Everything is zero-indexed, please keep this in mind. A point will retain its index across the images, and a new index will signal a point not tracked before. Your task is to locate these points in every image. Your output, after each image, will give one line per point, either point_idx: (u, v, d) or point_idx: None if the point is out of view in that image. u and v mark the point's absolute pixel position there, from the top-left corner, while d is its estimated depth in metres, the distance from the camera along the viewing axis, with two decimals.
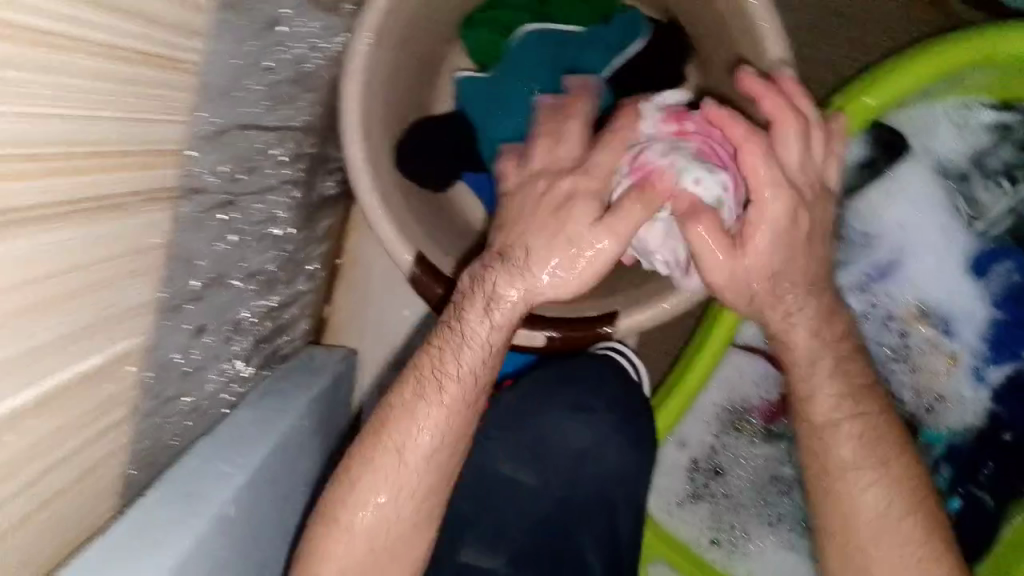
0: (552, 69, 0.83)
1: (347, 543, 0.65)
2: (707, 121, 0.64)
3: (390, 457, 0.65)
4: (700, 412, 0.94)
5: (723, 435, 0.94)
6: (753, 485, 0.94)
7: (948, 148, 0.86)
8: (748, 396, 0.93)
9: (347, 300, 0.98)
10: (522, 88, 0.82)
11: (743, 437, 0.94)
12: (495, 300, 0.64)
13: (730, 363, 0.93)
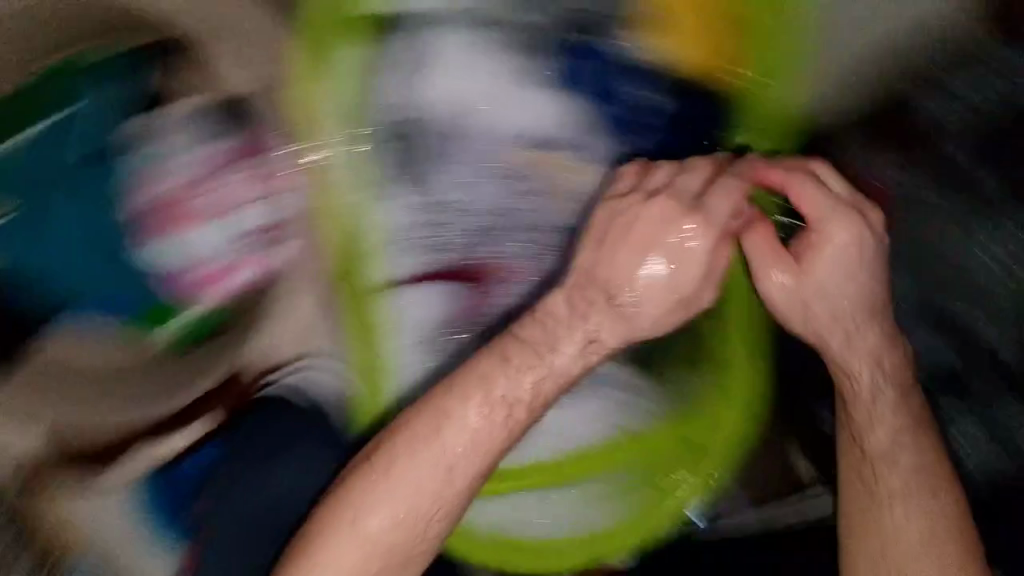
0: (45, 183, 0.80)
1: (358, 550, 0.56)
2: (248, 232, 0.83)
3: (411, 465, 0.58)
4: (405, 341, 0.81)
5: (437, 344, 0.81)
6: (594, 384, 0.80)
7: (480, 75, 0.79)
8: (435, 307, 0.82)
9: (49, 526, 0.80)
10: (49, 207, 0.81)
11: (449, 338, 0.81)
12: (596, 342, 0.63)
13: (404, 299, 0.81)
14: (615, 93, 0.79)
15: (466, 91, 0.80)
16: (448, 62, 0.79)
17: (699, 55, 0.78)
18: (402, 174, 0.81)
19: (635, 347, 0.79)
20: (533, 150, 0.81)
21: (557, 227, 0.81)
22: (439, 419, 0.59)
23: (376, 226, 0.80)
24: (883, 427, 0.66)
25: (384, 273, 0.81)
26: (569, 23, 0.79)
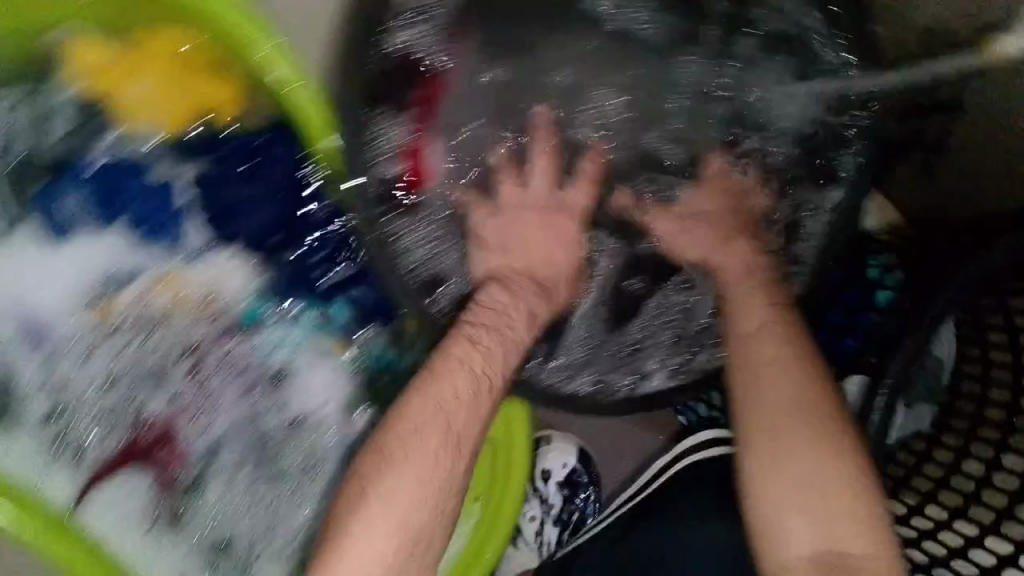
0: None
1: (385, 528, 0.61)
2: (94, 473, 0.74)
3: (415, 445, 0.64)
4: (146, 529, 0.75)
5: (185, 498, 0.77)
6: (252, 470, 0.80)
7: None
8: (138, 490, 0.76)
9: None
10: None
11: (207, 482, 0.78)
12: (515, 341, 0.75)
13: (91, 511, 0.72)
14: (162, 187, 0.73)
15: (24, 284, 0.71)
16: (21, 251, 0.71)
17: (224, 93, 0.71)
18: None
19: (338, 398, 0.81)
20: (132, 288, 0.74)
21: (186, 349, 0.76)
22: (422, 405, 0.66)
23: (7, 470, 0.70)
24: (748, 326, 0.72)
25: (58, 501, 0.71)
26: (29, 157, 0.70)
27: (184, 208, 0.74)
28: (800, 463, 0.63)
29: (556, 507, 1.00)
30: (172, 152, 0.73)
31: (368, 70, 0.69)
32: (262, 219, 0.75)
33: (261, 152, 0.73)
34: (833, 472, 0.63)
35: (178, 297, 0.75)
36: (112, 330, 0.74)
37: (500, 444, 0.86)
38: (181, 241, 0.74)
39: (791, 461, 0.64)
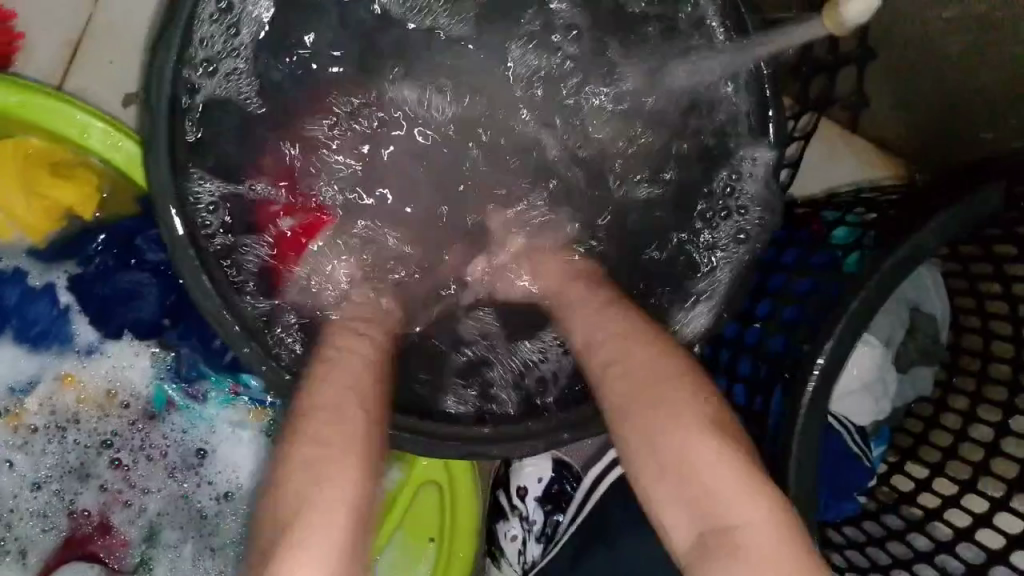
0: None
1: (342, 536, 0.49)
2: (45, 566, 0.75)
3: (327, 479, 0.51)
4: None
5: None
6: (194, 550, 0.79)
7: None
8: None
9: None
10: None
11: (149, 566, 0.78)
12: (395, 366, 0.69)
13: None
14: (41, 292, 0.73)
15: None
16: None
17: (75, 196, 0.71)
18: None
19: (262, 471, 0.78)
20: (36, 395, 0.75)
21: (104, 442, 0.77)
22: (321, 388, 0.56)
23: None
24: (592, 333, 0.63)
25: None
26: None
27: (70, 306, 0.74)
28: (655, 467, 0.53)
29: (538, 524, 0.95)
30: (41, 261, 0.73)
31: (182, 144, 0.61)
32: (147, 309, 0.73)
33: (133, 241, 0.73)
34: (694, 453, 0.52)
35: (82, 397, 0.76)
36: (28, 434, 0.76)
37: (444, 485, 0.81)
38: (72, 341, 0.74)
39: (658, 458, 0.53)
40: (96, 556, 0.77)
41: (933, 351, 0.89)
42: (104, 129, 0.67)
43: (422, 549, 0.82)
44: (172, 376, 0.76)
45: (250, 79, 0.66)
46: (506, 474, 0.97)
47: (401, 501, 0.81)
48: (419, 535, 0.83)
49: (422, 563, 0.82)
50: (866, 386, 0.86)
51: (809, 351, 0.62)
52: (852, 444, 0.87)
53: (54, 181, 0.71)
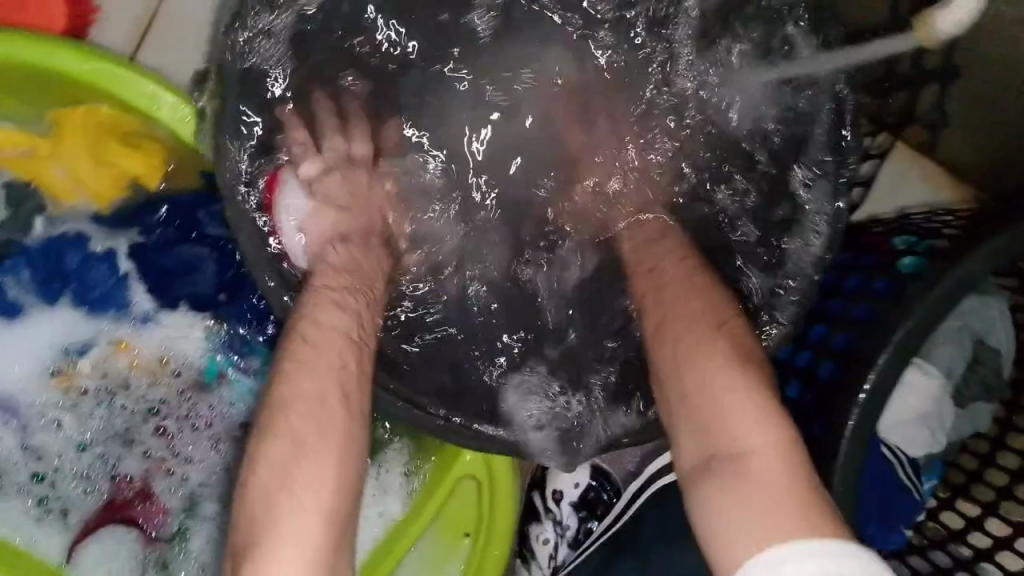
0: None
1: (313, 521, 0.51)
2: (86, 528, 0.75)
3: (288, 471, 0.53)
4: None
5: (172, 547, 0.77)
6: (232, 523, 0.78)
7: None
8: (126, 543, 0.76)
9: None
10: None
11: (185, 535, 0.77)
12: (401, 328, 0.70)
13: (82, 560, 0.74)
14: (101, 256, 0.73)
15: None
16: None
17: (141, 165, 0.73)
18: None
19: None
20: (90, 358, 0.76)
21: (153, 407, 0.78)
22: (294, 376, 0.58)
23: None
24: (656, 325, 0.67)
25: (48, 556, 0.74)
26: None
27: (130, 274, 0.74)
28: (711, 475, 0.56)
29: (572, 530, 0.94)
30: (104, 227, 0.74)
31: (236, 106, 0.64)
32: (205, 282, 0.75)
33: (194, 215, 0.74)
34: (744, 434, 0.56)
35: (135, 363, 0.77)
36: (78, 397, 0.77)
37: (483, 480, 0.80)
38: (128, 308, 0.75)
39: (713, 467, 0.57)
40: (136, 522, 0.77)
41: (994, 386, 0.87)
42: (174, 101, 0.68)
43: (456, 541, 0.82)
44: (223, 350, 0.76)
45: (292, 61, 0.72)
46: (542, 476, 0.96)
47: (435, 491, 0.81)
48: (453, 527, 0.83)
49: (455, 554, 0.82)
50: (921, 417, 0.84)
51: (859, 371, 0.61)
52: (902, 475, 0.84)
53: (121, 150, 0.72)
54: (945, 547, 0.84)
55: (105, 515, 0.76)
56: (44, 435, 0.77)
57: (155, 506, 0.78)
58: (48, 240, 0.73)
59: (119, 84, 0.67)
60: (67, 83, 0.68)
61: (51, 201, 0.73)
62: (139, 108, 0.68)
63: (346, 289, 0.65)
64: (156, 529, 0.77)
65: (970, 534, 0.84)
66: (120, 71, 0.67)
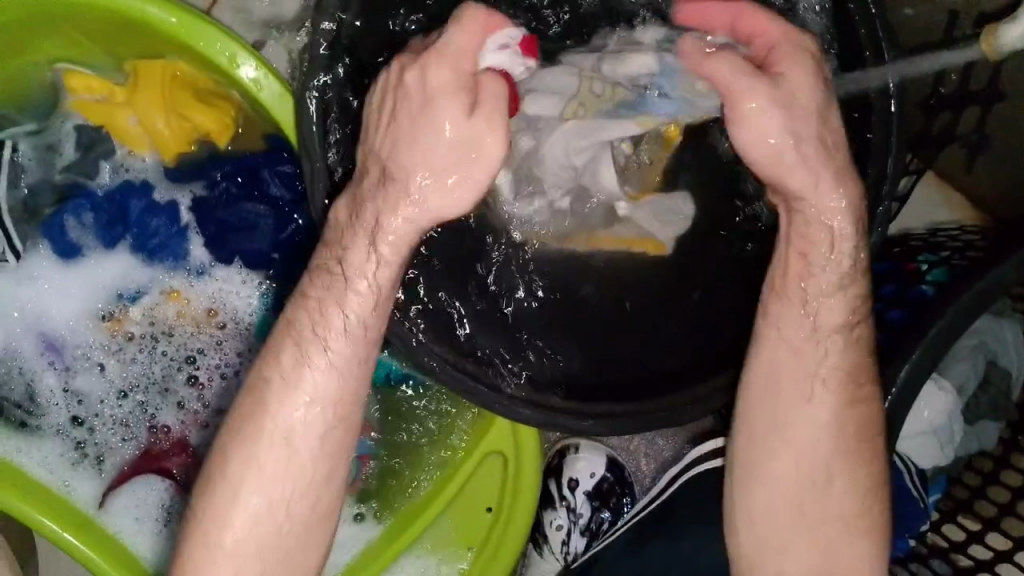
0: None
1: (257, 488, 0.59)
2: (121, 476, 0.77)
3: (275, 426, 0.59)
4: (163, 543, 0.75)
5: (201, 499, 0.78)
6: None
7: None
8: (157, 493, 0.77)
9: None
10: None
11: None
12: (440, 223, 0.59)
13: (116, 509, 0.75)
14: (163, 206, 0.76)
15: (44, 302, 0.78)
16: (40, 273, 0.78)
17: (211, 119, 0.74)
18: (22, 418, 0.77)
19: None
20: (140, 304, 0.79)
21: (192, 359, 0.79)
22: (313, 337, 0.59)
23: (31, 471, 0.74)
24: (796, 365, 0.63)
25: (83, 502, 0.74)
26: (47, 187, 0.76)
27: (189, 226, 0.77)
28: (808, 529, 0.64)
29: (584, 518, 0.95)
30: (169, 177, 0.76)
31: (333, 90, 0.62)
32: (261, 239, 0.75)
33: (259, 174, 0.74)
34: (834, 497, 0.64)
35: (183, 312, 0.79)
36: (123, 341, 0.79)
37: (509, 454, 0.80)
38: (185, 259, 0.78)
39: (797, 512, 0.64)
40: (166, 469, 0.78)
41: (1003, 408, 0.90)
42: (257, 71, 0.67)
43: (481, 517, 0.83)
44: (273, 307, 0.78)
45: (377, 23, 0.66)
46: (559, 462, 0.96)
47: (460, 456, 0.82)
48: (477, 501, 0.83)
49: (478, 528, 0.83)
50: (934, 431, 0.86)
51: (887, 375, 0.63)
52: (910, 483, 0.86)
53: (195, 104, 0.73)
54: (948, 557, 0.87)
55: (137, 461, 0.78)
56: (90, 377, 0.79)
57: (186, 454, 0.79)
58: (114, 187, 0.76)
59: (196, 38, 0.66)
60: (146, 33, 0.68)
61: (120, 146, 0.76)
62: (213, 65, 0.68)
63: (330, 272, 0.59)
64: (185, 476, 0.78)
65: (971, 546, 0.86)
66: (199, 25, 0.66)
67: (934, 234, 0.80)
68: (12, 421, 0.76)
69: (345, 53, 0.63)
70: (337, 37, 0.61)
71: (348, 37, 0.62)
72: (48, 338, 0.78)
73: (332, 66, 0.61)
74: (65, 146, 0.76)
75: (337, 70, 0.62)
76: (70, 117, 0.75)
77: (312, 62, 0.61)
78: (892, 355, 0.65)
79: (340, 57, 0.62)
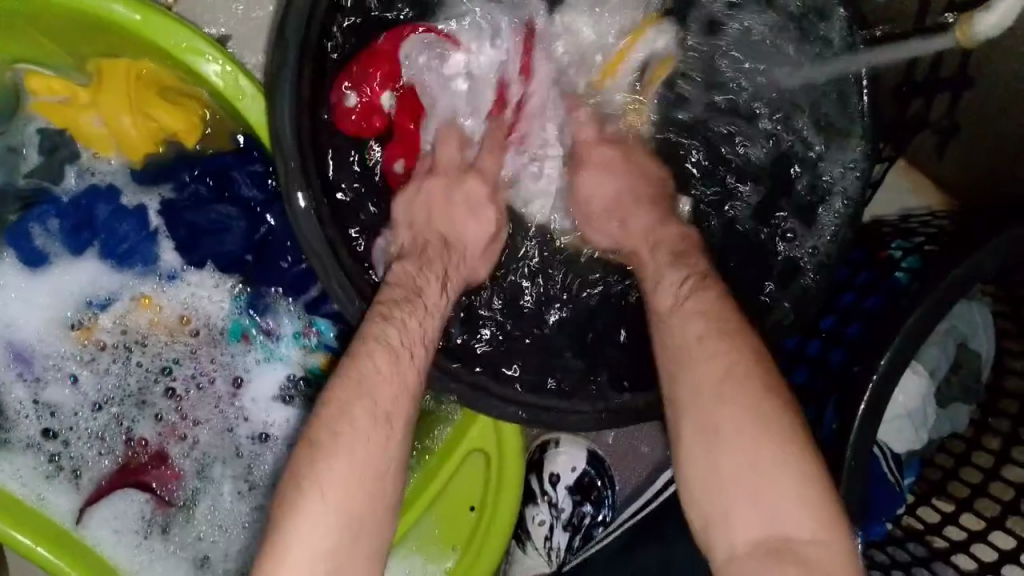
0: None
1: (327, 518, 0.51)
2: (99, 490, 0.75)
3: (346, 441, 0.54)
4: (146, 556, 0.75)
5: (180, 510, 0.77)
6: (240, 487, 0.78)
7: None
8: (136, 506, 0.76)
9: None
10: None
11: (194, 500, 0.78)
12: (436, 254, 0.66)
13: (96, 522, 0.74)
14: (131, 210, 0.74)
15: (9, 311, 0.75)
16: (4, 282, 0.75)
17: (179, 120, 0.72)
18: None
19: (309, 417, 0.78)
20: (111, 312, 0.77)
21: (167, 368, 0.78)
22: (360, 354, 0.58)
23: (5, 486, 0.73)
24: (674, 337, 0.61)
25: (59, 517, 0.73)
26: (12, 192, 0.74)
27: (159, 230, 0.75)
28: (738, 472, 0.54)
29: (566, 512, 0.95)
30: (137, 180, 0.75)
31: (307, 89, 0.61)
32: (233, 242, 0.74)
33: (230, 175, 0.73)
34: (756, 439, 0.54)
35: (156, 319, 0.77)
36: (94, 351, 0.77)
37: (491, 453, 0.79)
38: (156, 264, 0.76)
39: (723, 463, 0.55)
40: (145, 481, 0.76)
41: (973, 390, 0.91)
42: (225, 70, 0.65)
43: (465, 516, 0.83)
44: (250, 312, 0.77)
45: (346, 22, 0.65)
46: (540, 458, 0.96)
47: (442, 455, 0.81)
48: (460, 500, 0.83)
49: (461, 528, 0.83)
50: (909, 414, 0.88)
51: (866, 361, 0.64)
52: (887, 467, 0.87)
53: (162, 105, 0.72)
54: (924, 538, 0.88)
55: (113, 476, 0.76)
56: (60, 388, 0.77)
57: (166, 467, 0.77)
58: (80, 191, 0.74)
59: (163, 38, 0.65)
60: (110, 33, 0.66)
61: (86, 149, 0.74)
62: (180, 64, 0.66)
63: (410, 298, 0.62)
64: (166, 489, 0.77)
65: (947, 527, 0.88)
66: (166, 24, 0.64)
67: (906, 221, 0.81)
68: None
69: (317, 51, 0.62)
70: (308, 36, 0.60)
71: (317, 40, 0.61)
72: (16, 349, 0.76)
73: (306, 64, 0.60)
74: (28, 152, 0.74)
75: (309, 69, 0.61)
76: (33, 121, 0.73)
77: (284, 60, 0.59)
78: (871, 341, 0.65)
79: (312, 57, 0.61)
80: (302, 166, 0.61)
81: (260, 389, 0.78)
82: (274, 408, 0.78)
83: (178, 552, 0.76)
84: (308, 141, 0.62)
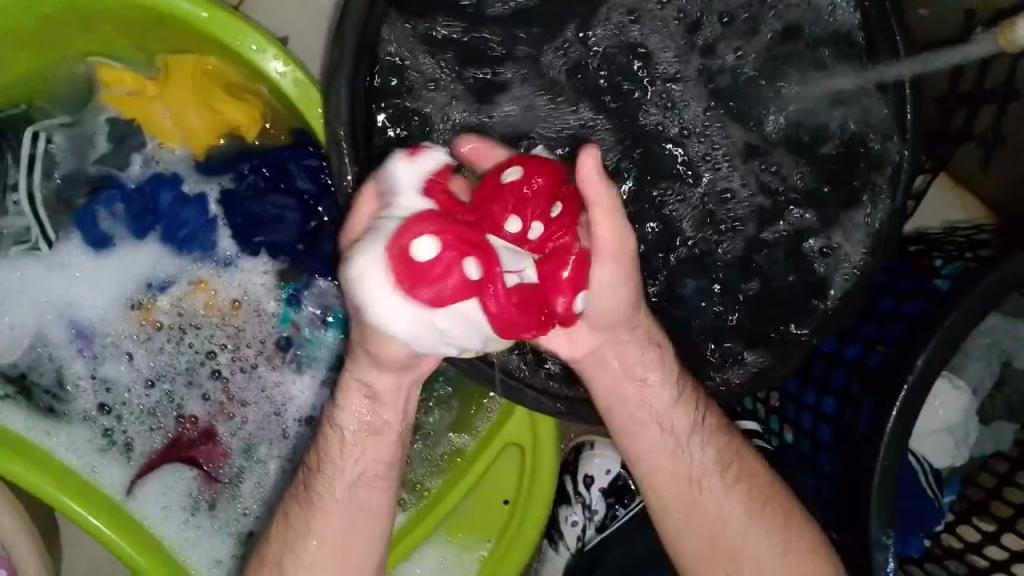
0: None
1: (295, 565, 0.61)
2: (148, 464, 0.79)
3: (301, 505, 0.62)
4: (190, 534, 0.78)
5: (227, 486, 0.80)
6: (284, 467, 0.81)
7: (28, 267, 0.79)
8: (183, 480, 0.79)
9: None
10: None
11: (239, 478, 0.81)
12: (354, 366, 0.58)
13: (145, 496, 0.77)
14: (190, 197, 0.78)
15: (74, 291, 0.79)
16: (71, 262, 0.79)
17: (240, 113, 0.76)
18: (53, 404, 0.78)
19: None
20: (169, 295, 0.80)
21: (218, 349, 0.81)
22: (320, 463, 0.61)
23: (64, 459, 0.76)
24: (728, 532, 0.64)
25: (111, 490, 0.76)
26: (84, 177, 0.78)
27: (218, 217, 0.79)
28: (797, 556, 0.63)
29: (599, 514, 0.95)
30: (200, 170, 0.78)
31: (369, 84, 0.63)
32: (288, 232, 0.77)
33: (286, 167, 0.76)
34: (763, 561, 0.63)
35: (210, 303, 0.80)
36: (152, 330, 0.81)
37: (527, 446, 0.81)
38: (214, 250, 0.80)
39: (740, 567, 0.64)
40: (190, 458, 0.80)
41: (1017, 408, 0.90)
42: (286, 67, 0.69)
43: (501, 510, 0.84)
44: (295, 299, 0.80)
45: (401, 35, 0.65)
46: (576, 458, 0.97)
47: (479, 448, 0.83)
48: (495, 492, 0.84)
49: (496, 517, 0.84)
50: (950, 429, 0.87)
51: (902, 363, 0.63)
52: (924, 482, 0.87)
53: (223, 98, 0.75)
54: (963, 558, 0.87)
55: (162, 450, 0.80)
56: (118, 363, 0.80)
57: (215, 441, 0.81)
58: (147, 178, 0.78)
59: (225, 34, 0.68)
60: (176, 27, 0.69)
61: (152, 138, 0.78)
62: (240, 57, 0.70)
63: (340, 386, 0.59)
64: (214, 464, 0.80)
65: (987, 547, 0.86)
66: (229, 19, 0.68)
67: (950, 233, 0.81)
68: (40, 406, 0.77)
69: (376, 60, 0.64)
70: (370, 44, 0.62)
71: (375, 37, 0.62)
72: (79, 326, 0.80)
73: (365, 53, 0.61)
74: (99, 139, 0.78)
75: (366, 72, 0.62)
76: (103, 111, 0.77)
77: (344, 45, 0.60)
78: (906, 348, 0.65)
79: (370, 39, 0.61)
80: (355, 159, 0.61)
81: (308, 372, 0.81)
82: (318, 391, 0.81)
83: (223, 529, 0.79)
84: (366, 132, 0.63)
